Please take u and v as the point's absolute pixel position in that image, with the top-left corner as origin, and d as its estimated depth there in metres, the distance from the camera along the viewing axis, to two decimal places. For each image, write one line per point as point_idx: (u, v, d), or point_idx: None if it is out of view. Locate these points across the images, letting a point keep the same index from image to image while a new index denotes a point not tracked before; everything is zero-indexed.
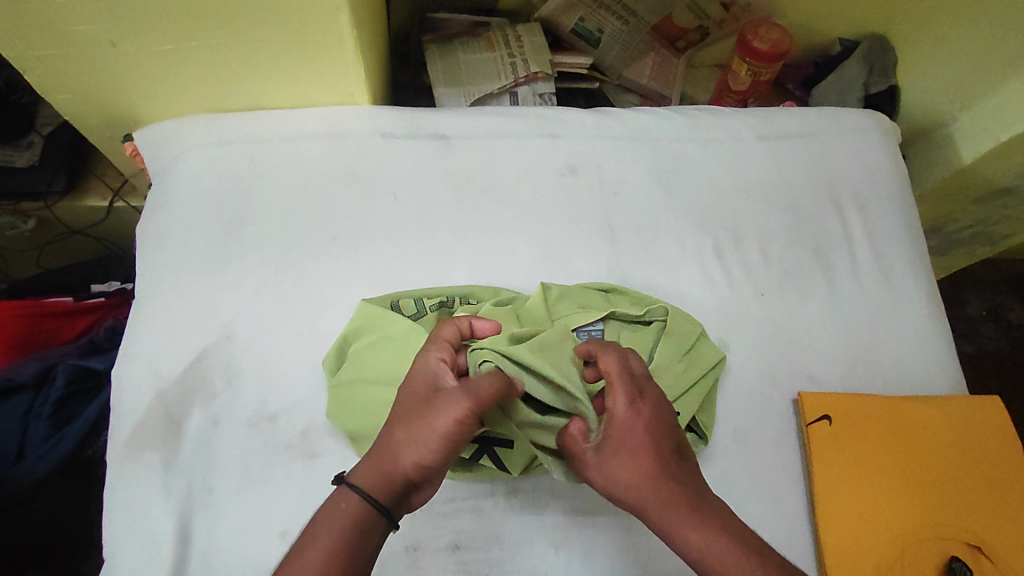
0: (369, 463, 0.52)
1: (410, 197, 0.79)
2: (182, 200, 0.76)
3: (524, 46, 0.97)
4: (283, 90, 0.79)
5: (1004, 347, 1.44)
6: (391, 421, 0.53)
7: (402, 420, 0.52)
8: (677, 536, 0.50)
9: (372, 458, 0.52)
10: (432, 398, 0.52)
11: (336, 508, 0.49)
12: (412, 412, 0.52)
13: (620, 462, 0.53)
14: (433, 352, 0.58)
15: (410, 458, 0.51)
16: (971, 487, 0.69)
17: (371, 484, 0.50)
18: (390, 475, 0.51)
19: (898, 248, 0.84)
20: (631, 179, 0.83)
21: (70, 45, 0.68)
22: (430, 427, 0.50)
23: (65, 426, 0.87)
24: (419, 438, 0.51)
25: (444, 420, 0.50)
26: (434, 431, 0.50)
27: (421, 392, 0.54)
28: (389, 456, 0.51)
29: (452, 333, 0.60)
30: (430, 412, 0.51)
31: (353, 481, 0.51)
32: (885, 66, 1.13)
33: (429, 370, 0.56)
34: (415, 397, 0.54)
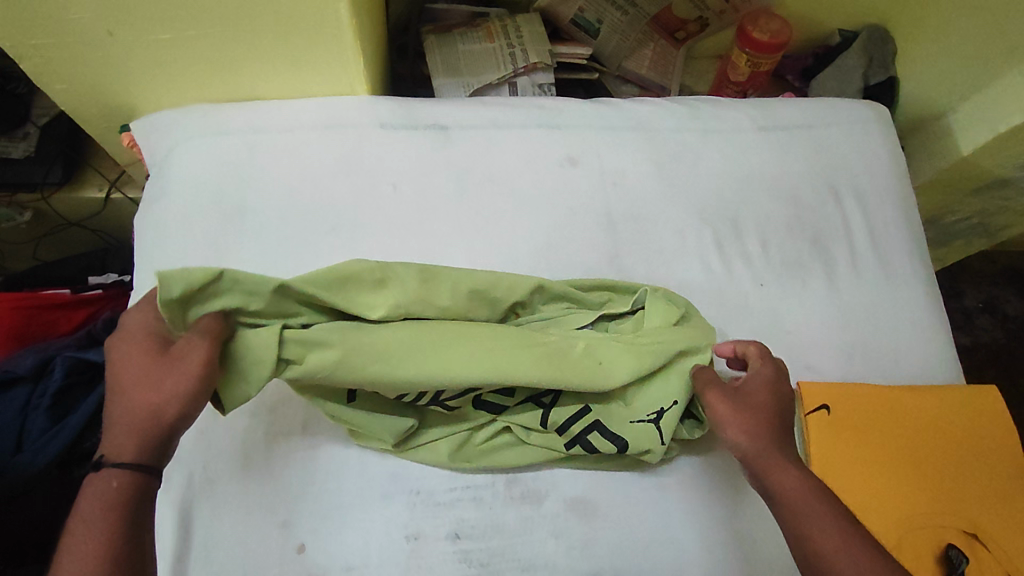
0: (110, 432, 0.50)
1: (409, 187, 0.78)
2: (180, 191, 0.76)
3: (523, 36, 0.97)
4: (281, 80, 0.78)
5: (999, 339, 1.45)
6: (116, 392, 0.52)
7: (138, 383, 0.52)
8: (783, 473, 0.55)
9: (120, 427, 0.51)
10: (166, 355, 0.53)
11: (107, 487, 0.48)
12: (135, 378, 0.52)
13: (757, 405, 0.60)
14: (147, 315, 0.56)
15: (172, 413, 0.51)
16: (969, 476, 0.70)
17: (138, 446, 0.50)
18: (149, 434, 0.51)
19: (896, 239, 0.84)
20: (631, 170, 0.83)
21: (66, 33, 0.68)
22: (172, 378, 0.52)
23: (64, 418, 0.87)
24: (156, 397, 0.51)
25: (184, 371, 0.52)
26: (183, 381, 0.52)
27: (146, 359, 0.53)
28: (127, 416, 0.51)
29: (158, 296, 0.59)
30: (164, 372, 0.52)
31: (116, 455, 0.50)
32: (883, 58, 1.12)
33: (149, 333, 0.55)
34: (140, 357, 0.53)
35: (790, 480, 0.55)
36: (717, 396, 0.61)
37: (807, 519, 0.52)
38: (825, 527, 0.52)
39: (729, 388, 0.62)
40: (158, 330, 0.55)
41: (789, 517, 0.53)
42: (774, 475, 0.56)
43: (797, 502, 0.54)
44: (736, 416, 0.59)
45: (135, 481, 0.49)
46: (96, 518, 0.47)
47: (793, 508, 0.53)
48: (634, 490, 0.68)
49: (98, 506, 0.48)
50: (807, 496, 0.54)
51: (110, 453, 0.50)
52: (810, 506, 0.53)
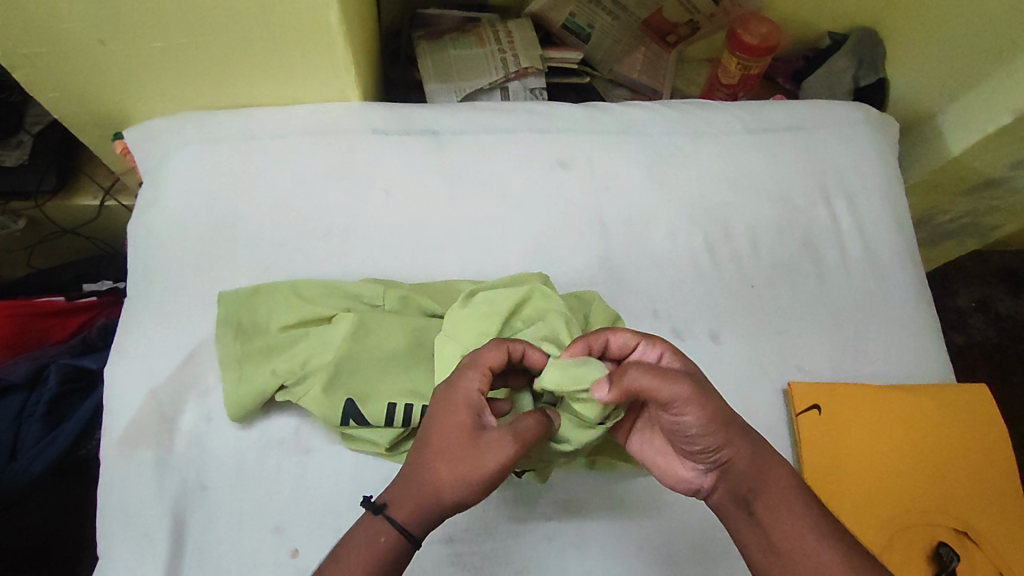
0: (402, 496, 0.51)
1: (400, 192, 0.79)
2: (173, 197, 0.76)
3: (514, 41, 0.97)
4: (275, 86, 0.79)
5: (993, 338, 1.45)
6: (432, 455, 0.51)
7: (449, 461, 0.50)
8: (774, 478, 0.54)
9: (407, 489, 0.51)
10: (478, 440, 0.50)
11: (374, 543, 0.50)
12: (452, 453, 0.50)
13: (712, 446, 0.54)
14: (472, 382, 0.52)
15: (453, 498, 0.50)
16: (960, 476, 0.70)
17: (415, 519, 0.50)
18: (427, 511, 0.51)
19: (886, 239, 0.84)
20: (622, 173, 0.83)
21: (59, 42, 0.68)
22: (474, 470, 0.49)
23: (58, 425, 0.87)
24: (456, 487, 0.50)
25: (485, 467, 0.49)
26: (476, 474, 0.49)
27: (461, 436, 0.50)
28: (423, 492, 0.50)
29: (499, 354, 0.54)
30: (476, 455, 0.50)
31: (392, 514, 0.50)
32: (873, 60, 1.14)
33: (469, 405, 0.52)
34: (459, 435, 0.51)
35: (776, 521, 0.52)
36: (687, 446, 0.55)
37: (809, 528, 0.51)
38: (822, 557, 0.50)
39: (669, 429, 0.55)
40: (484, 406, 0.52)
41: (781, 522, 0.52)
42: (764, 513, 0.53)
43: (789, 509, 0.52)
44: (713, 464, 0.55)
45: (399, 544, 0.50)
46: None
47: (783, 512, 0.52)
48: (626, 492, 0.68)
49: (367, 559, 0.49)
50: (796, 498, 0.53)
51: (394, 514, 0.50)
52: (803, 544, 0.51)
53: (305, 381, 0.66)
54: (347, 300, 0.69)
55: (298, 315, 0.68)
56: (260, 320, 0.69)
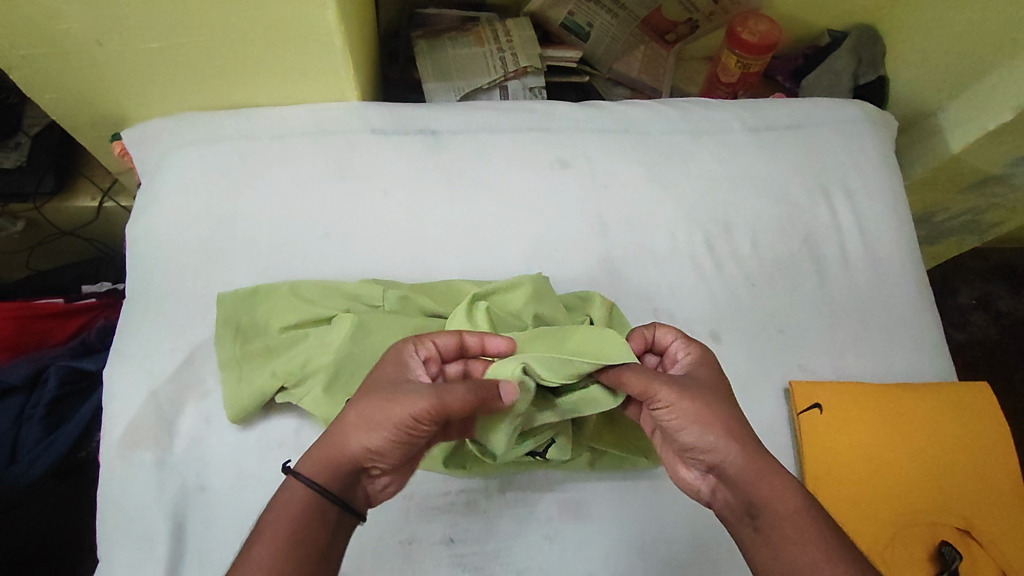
0: (314, 451, 0.49)
1: (400, 192, 0.79)
2: (171, 198, 0.76)
3: (512, 40, 0.97)
4: (273, 86, 0.79)
5: (994, 335, 1.45)
6: (348, 406, 0.50)
7: (374, 410, 0.49)
8: (769, 493, 0.47)
9: (326, 447, 0.49)
10: (397, 387, 0.50)
11: (286, 502, 0.46)
12: (369, 399, 0.50)
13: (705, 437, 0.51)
14: (405, 350, 0.54)
15: (365, 445, 0.48)
16: (961, 474, 0.70)
17: (327, 474, 0.48)
18: (342, 463, 0.48)
19: (886, 237, 0.84)
20: (623, 171, 0.83)
21: (55, 43, 0.68)
22: (389, 414, 0.48)
23: (58, 427, 0.88)
24: (370, 430, 0.48)
25: (400, 413, 0.48)
26: (392, 420, 0.48)
27: (389, 390, 0.50)
28: (336, 442, 0.49)
29: (449, 338, 0.57)
30: (391, 399, 0.49)
31: (304, 471, 0.48)
32: (872, 58, 1.13)
33: (399, 368, 0.53)
34: (379, 386, 0.51)
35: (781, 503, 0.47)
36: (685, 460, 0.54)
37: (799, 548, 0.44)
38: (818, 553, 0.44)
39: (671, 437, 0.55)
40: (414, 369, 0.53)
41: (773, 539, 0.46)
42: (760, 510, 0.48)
43: (786, 525, 0.46)
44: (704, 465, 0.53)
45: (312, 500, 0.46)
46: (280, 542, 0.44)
47: (777, 531, 0.46)
48: (627, 491, 0.68)
49: (285, 523, 0.45)
50: (797, 516, 0.46)
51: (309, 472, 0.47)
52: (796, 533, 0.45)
53: (304, 382, 0.66)
54: (346, 301, 0.69)
55: (298, 316, 0.68)
56: (260, 322, 0.69)
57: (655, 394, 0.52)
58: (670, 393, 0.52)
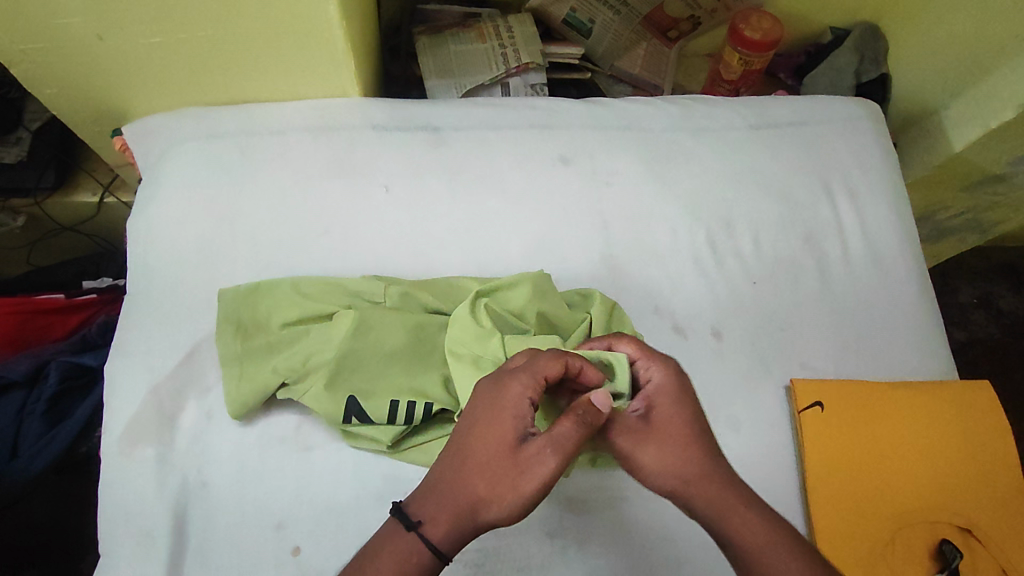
0: (437, 510, 0.48)
1: (402, 189, 0.78)
2: (172, 193, 0.76)
3: (514, 36, 0.96)
4: (274, 82, 0.79)
5: (995, 333, 1.45)
6: (474, 467, 0.49)
7: (486, 476, 0.48)
8: (737, 524, 0.48)
9: (440, 503, 0.48)
10: (521, 452, 0.49)
11: (403, 560, 0.47)
12: (501, 468, 0.48)
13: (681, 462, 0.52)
14: (522, 387, 0.51)
15: (489, 517, 0.48)
16: (961, 472, 0.70)
17: (446, 537, 0.47)
18: (462, 526, 0.48)
19: (889, 236, 0.84)
20: (624, 168, 0.83)
21: (56, 38, 0.68)
22: (517, 487, 0.48)
23: (59, 422, 0.88)
24: (497, 503, 0.48)
25: (530, 486, 0.48)
26: (517, 492, 0.48)
27: (502, 449, 0.49)
28: (462, 506, 0.48)
29: (555, 366, 0.52)
30: (521, 472, 0.48)
31: (427, 532, 0.47)
32: (875, 54, 1.12)
33: (520, 411, 0.50)
34: (503, 449, 0.49)
35: (749, 526, 0.48)
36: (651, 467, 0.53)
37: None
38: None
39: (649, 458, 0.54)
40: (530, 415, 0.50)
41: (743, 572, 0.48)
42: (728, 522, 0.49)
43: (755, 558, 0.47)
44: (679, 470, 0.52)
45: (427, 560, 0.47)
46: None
47: (748, 570, 0.47)
48: (628, 489, 0.68)
49: (390, 572, 0.46)
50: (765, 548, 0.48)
51: (413, 520, 0.48)
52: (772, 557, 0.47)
53: (306, 378, 0.66)
54: (344, 296, 0.69)
55: (296, 310, 0.68)
56: (260, 317, 0.69)
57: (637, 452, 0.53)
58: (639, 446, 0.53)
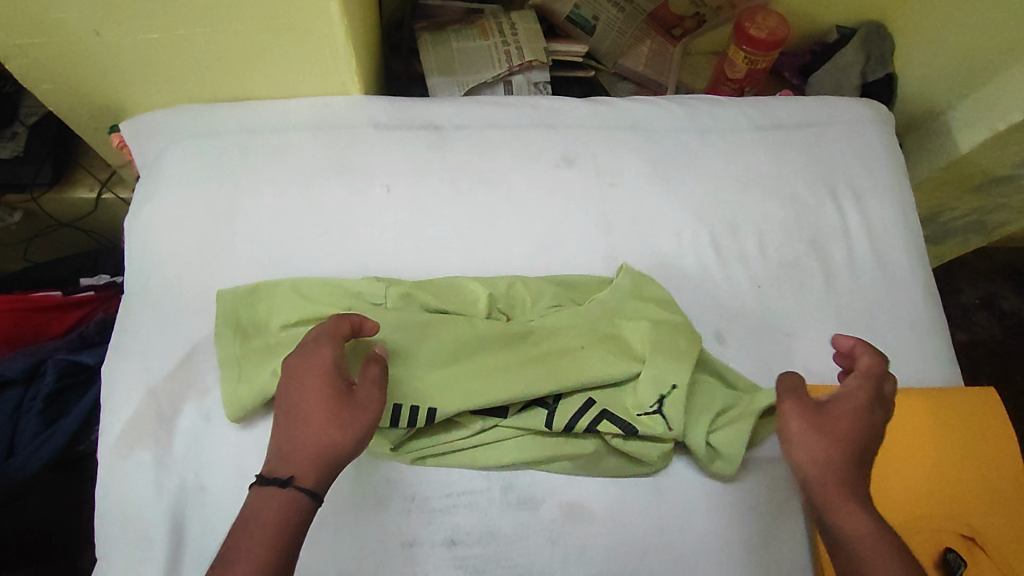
0: (295, 461, 0.51)
1: (404, 189, 0.77)
2: (171, 192, 0.75)
3: (518, 33, 0.95)
4: (274, 79, 0.77)
5: (997, 335, 1.45)
6: (308, 418, 0.53)
7: (330, 419, 0.52)
8: (847, 519, 0.52)
9: (300, 453, 0.51)
10: (351, 395, 0.54)
11: (271, 513, 0.49)
12: (337, 409, 0.53)
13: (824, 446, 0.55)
14: (326, 347, 0.56)
15: (346, 452, 0.53)
16: (963, 481, 0.69)
17: (319, 480, 0.51)
18: (327, 469, 0.52)
19: (895, 239, 0.83)
20: (629, 169, 0.82)
21: (52, 33, 0.67)
22: (358, 420, 0.53)
23: (57, 421, 0.87)
24: (349, 437, 0.52)
25: (367, 417, 0.54)
26: (360, 424, 0.53)
27: (330, 398, 0.53)
28: (319, 451, 0.52)
29: (343, 326, 0.58)
30: (356, 407, 0.54)
31: (300, 483, 0.50)
32: (881, 54, 1.11)
33: (330, 366, 0.55)
34: (332, 397, 0.53)
35: (855, 523, 0.52)
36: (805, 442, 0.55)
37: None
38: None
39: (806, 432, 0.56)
40: (339, 365, 0.56)
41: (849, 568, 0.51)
42: (839, 514, 0.52)
43: (863, 555, 0.50)
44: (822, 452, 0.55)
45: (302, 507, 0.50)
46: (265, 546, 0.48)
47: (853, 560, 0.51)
48: (631, 494, 0.67)
49: (272, 525, 0.49)
50: (874, 547, 0.50)
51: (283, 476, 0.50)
52: (877, 555, 0.50)
53: None
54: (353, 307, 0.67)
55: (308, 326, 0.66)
56: (260, 319, 0.68)
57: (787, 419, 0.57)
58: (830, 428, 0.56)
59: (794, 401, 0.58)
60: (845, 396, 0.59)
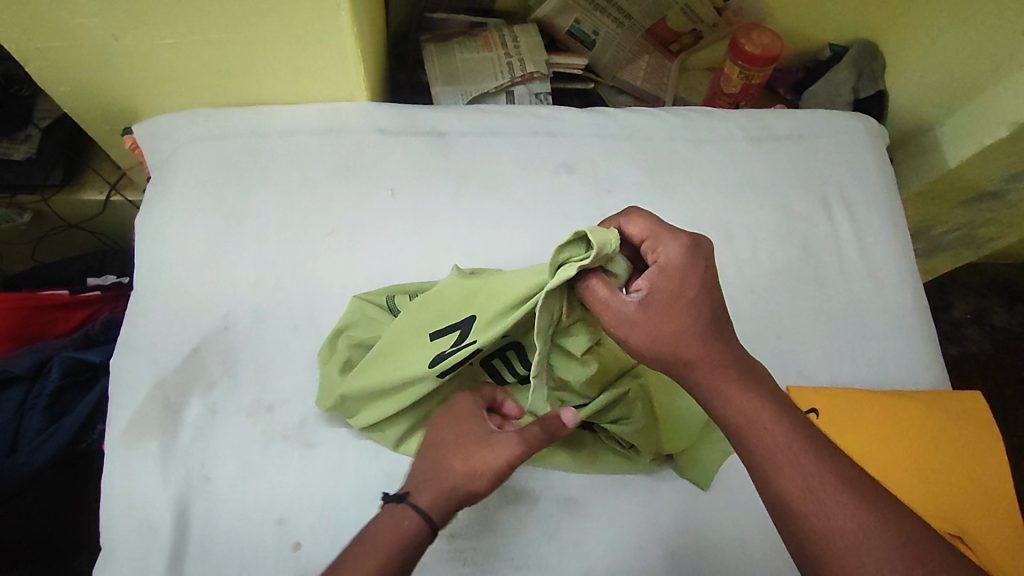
0: (421, 486, 0.56)
1: (408, 193, 0.80)
2: (182, 192, 0.77)
3: (519, 45, 0.98)
4: (285, 85, 0.80)
5: (988, 349, 1.47)
6: (443, 454, 0.57)
7: (459, 455, 0.56)
8: (731, 402, 0.50)
9: (427, 485, 0.56)
10: (489, 441, 0.56)
11: (398, 525, 0.53)
12: (467, 449, 0.56)
13: (674, 320, 0.50)
14: (476, 399, 0.61)
15: (468, 489, 0.55)
16: (950, 482, 0.70)
17: (432, 503, 0.54)
18: (445, 501, 0.55)
19: (885, 249, 0.85)
20: (626, 177, 0.84)
21: (73, 37, 0.69)
22: (485, 463, 0.55)
23: (60, 418, 0.88)
24: (471, 478, 0.55)
25: (494, 459, 0.55)
26: (487, 467, 0.55)
27: (475, 435, 0.57)
28: (442, 483, 0.55)
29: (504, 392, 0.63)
30: (484, 447, 0.56)
31: (414, 501, 0.55)
32: (872, 72, 1.15)
33: (473, 415, 0.59)
34: (469, 438, 0.57)
35: (737, 404, 0.49)
36: (626, 327, 0.50)
37: (758, 451, 0.48)
38: (804, 463, 0.47)
39: (626, 313, 0.50)
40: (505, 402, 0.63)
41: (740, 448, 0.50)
42: (724, 400, 0.50)
43: (748, 434, 0.49)
44: (660, 342, 0.49)
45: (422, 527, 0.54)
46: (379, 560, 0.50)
47: (752, 452, 0.49)
48: (627, 491, 0.69)
49: (387, 538, 0.52)
50: (755, 425, 0.49)
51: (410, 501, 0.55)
52: (772, 437, 0.48)
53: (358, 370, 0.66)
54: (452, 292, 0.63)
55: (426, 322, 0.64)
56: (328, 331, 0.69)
57: (607, 319, 0.50)
58: (662, 320, 0.50)
59: (609, 305, 0.50)
60: (661, 272, 0.51)
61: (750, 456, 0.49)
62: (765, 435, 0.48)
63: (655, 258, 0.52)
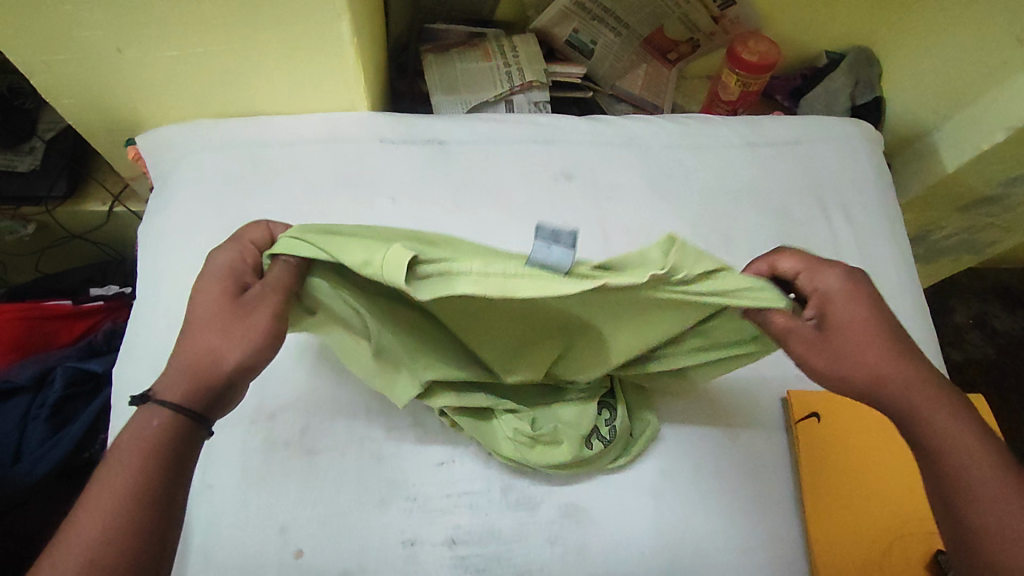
0: (168, 378, 0.51)
1: (409, 200, 0.80)
2: (184, 201, 0.78)
3: (518, 55, 0.99)
4: (286, 95, 0.81)
5: (991, 354, 1.46)
6: (190, 326, 0.53)
7: (210, 327, 0.52)
8: (936, 421, 0.51)
9: (178, 370, 0.51)
10: (240, 297, 0.54)
11: (147, 426, 0.49)
12: (218, 317, 0.53)
13: (858, 339, 0.53)
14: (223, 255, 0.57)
15: (229, 361, 0.52)
16: None
17: (181, 394, 0.50)
18: (205, 383, 0.51)
19: (884, 253, 0.85)
20: (625, 183, 0.85)
21: (77, 49, 0.70)
22: (238, 331, 0.52)
23: (63, 428, 0.88)
24: (230, 347, 0.52)
25: (252, 319, 0.52)
26: (245, 332, 0.52)
27: (220, 296, 0.54)
28: (194, 362, 0.51)
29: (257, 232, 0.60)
30: (239, 313, 0.53)
31: (162, 398, 0.50)
32: (868, 79, 1.16)
33: (219, 274, 0.56)
34: (217, 298, 0.54)
35: (948, 426, 0.50)
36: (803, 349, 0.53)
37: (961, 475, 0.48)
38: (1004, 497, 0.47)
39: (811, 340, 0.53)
40: (242, 274, 0.56)
41: (935, 466, 0.50)
42: (931, 418, 0.51)
43: (948, 454, 0.50)
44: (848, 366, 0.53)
45: (180, 425, 0.50)
46: (135, 470, 0.47)
47: (946, 472, 0.49)
48: (629, 496, 0.68)
49: (140, 446, 0.48)
50: (961, 447, 0.49)
51: (162, 394, 0.50)
52: (971, 458, 0.49)
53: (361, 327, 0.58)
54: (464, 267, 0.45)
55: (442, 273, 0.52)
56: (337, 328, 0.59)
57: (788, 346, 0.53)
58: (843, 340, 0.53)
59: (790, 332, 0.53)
60: (831, 299, 0.54)
61: (948, 478, 0.49)
62: (972, 461, 0.49)
63: (816, 287, 0.56)
